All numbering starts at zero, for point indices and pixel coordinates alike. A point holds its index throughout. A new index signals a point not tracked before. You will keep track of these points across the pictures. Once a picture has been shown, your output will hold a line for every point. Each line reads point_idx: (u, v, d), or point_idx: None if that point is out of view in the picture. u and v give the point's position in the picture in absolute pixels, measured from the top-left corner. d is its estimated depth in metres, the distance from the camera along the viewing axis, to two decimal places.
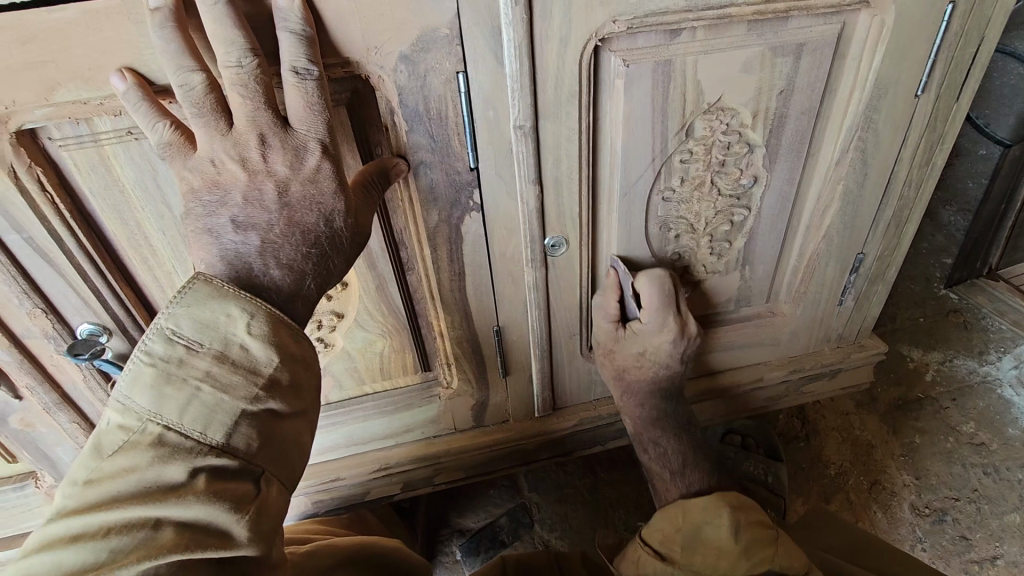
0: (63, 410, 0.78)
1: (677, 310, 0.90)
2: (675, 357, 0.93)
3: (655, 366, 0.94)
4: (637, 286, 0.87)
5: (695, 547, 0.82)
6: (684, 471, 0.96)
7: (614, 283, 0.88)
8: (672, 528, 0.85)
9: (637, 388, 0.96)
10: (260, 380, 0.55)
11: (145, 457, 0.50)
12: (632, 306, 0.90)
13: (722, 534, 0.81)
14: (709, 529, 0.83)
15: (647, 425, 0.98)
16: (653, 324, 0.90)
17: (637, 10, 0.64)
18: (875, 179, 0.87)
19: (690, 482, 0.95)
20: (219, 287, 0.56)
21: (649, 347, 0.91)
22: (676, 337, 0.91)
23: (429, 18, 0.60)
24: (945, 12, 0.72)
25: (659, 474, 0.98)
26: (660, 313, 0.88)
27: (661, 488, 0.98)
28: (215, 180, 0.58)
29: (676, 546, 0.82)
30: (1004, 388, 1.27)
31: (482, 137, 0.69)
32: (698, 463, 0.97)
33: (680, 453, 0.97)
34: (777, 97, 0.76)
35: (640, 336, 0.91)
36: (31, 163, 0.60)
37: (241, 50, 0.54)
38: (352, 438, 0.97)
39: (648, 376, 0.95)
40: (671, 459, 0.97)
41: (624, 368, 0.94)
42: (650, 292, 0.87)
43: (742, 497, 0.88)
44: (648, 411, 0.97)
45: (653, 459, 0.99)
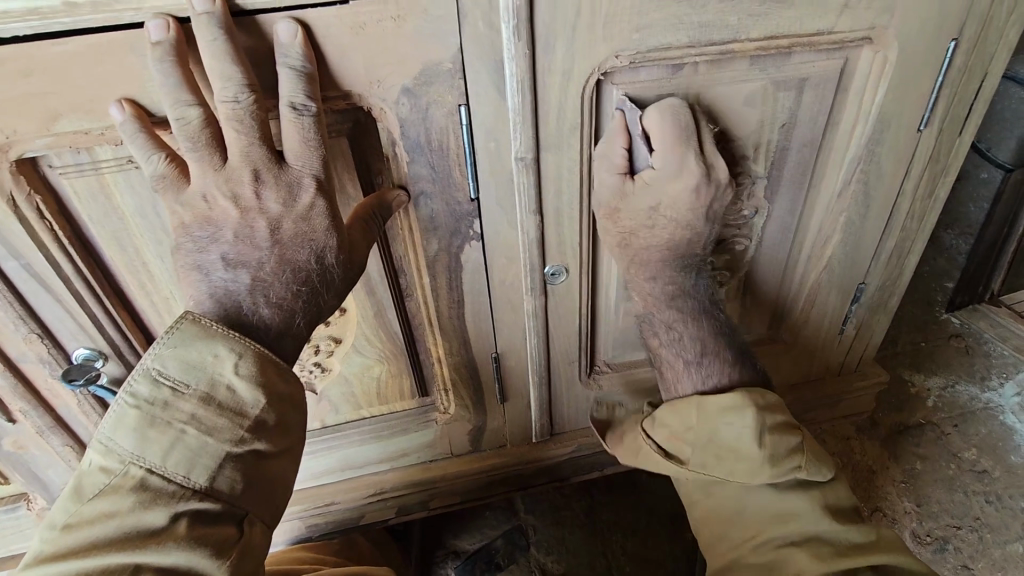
0: (57, 433, 0.77)
1: (700, 146, 0.71)
2: (698, 212, 0.74)
3: (672, 225, 0.76)
4: (646, 124, 0.69)
5: (709, 446, 0.74)
6: (702, 359, 0.81)
7: (621, 125, 0.70)
8: (682, 425, 0.77)
9: (647, 257, 0.79)
10: (246, 423, 0.55)
11: (126, 502, 0.50)
12: (642, 151, 0.72)
13: (743, 438, 0.72)
14: (728, 429, 0.73)
15: (661, 304, 0.81)
16: (668, 166, 0.71)
17: (640, 45, 0.64)
18: (877, 211, 0.86)
19: (708, 373, 0.80)
20: (207, 327, 0.55)
21: (664, 199, 0.73)
22: (700, 181, 0.72)
23: (432, 53, 0.60)
24: (947, 49, 0.72)
25: (669, 362, 0.83)
26: (677, 150, 0.69)
27: (669, 379, 0.83)
28: (208, 216, 0.58)
29: (686, 446, 0.76)
30: (1006, 414, 1.26)
31: (482, 168, 0.69)
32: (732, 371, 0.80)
33: (698, 340, 0.81)
34: (779, 130, 0.76)
35: (654, 185, 0.72)
36: (31, 191, 0.60)
37: (238, 86, 0.53)
38: (347, 462, 0.96)
39: (662, 241, 0.78)
40: (686, 347, 0.82)
41: (632, 230, 0.76)
42: (660, 127, 0.69)
43: (767, 393, 0.76)
44: (663, 286, 0.80)
45: (665, 347, 0.83)
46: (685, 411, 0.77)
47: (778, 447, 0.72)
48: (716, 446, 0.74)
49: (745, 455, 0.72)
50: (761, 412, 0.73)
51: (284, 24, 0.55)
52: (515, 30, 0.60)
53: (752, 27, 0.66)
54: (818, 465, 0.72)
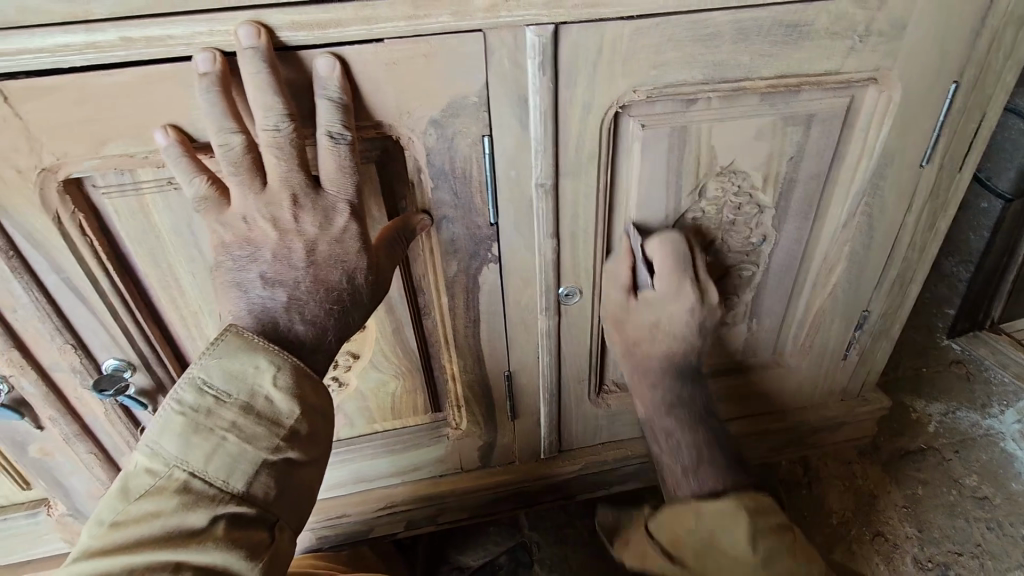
0: (82, 440, 0.80)
1: (694, 275, 0.82)
2: (692, 328, 0.86)
3: (669, 337, 0.87)
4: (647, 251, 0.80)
5: (709, 553, 0.75)
6: (697, 468, 0.86)
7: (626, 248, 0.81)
8: (683, 530, 0.79)
9: (648, 366, 0.89)
10: (282, 431, 0.58)
11: (171, 502, 0.53)
12: (646, 275, 0.82)
13: (739, 541, 0.74)
14: (727, 535, 0.75)
15: (659, 412, 0.89)
16: (665, 290, 0.83)
17: (657, 81, 0.68)
18: (881, 242, 0.89)
19: (702, 481, 0.84)
20: (250, 340, 0.58)
21: (663, 318, 0.85)
22: (694, 304, 0.83)
23: (460, 87, 0.64)
24: (949, 90, 0.76)
25: (670, 468, 0.89)
26: (674, 280, 0.82)
27: (670, 483, 0.88)
28: (246, 237, 0.61)
29: (687, 552, 0.77)
30: (1006, 441, 1.27)
31: (503, 194, 0.72)
32: (708, 453, 0.87)
33: (691, 446, 0.88)
34: (787, 163, 0.79)
35: (652, 304, 0.84)
36: (75, 209, 0.63)
37: (278, 116, 0.57)
38: (360, 475, 0.98)
39: (664, 351, 0.88)
40: (684, 456, 0.88)
41: (635, 341, 0.87)
42: (658, 255, 0.80)
43: (761, 497, 0.80)
44: (660, 394, 0.89)
45: (666, 454, 0.89)
46: (684, 519, 0.79)
47: (773, 551, 0.73)
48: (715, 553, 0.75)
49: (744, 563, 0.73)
50: (753, 518, 0.76)
51: (322, 59, 0.58)
52: (541, 66, 0.63)
53: (763, 67, 0.70)
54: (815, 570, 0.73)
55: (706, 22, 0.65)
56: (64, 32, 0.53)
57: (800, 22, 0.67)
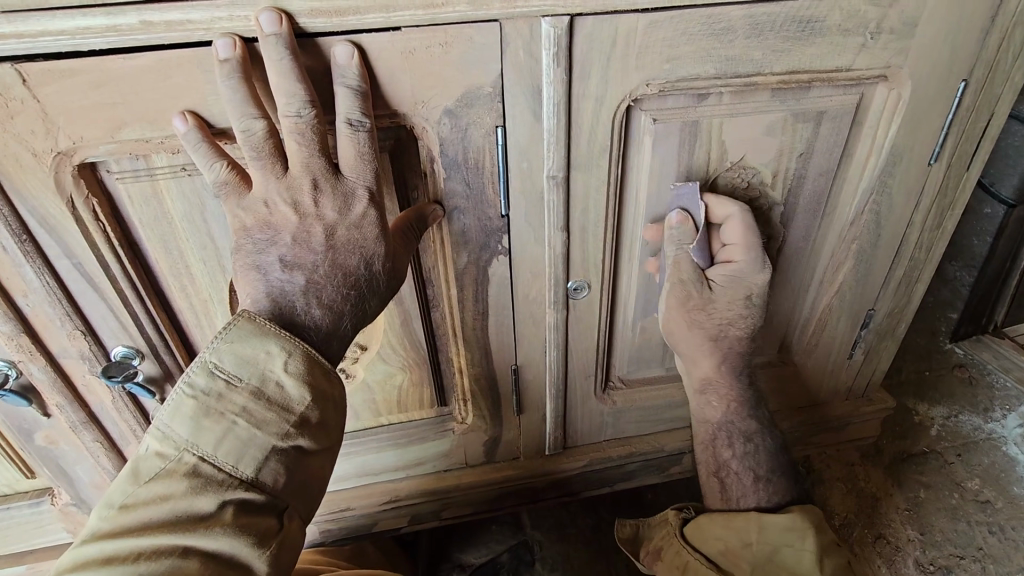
0: (89, 429, 0.79)
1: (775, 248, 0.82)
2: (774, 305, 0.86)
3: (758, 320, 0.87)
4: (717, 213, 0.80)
5: (767, 566, 0.81)
6: (767, 480, 0.90)
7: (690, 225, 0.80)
8: (739, 542, 0.84)
9: (734, 358, 0.90)
10: (292, 418, 0.58)
11: (180, 486, 0.53)
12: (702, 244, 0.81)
13: (801, 559, 0.80)
14: (788, 551, 0.81)
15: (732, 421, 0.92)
16: (749, 262, 0.82)
17: (670, 75, 0.68)
18: (888, 241, 0.89)
19: (773, 492, 0.89)
20: (262, 325, 0.58)
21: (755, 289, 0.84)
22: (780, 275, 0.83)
23: (475, 77, 0.64)
24: (958, 88, 0.76)
25: (737, 475, 0.91)
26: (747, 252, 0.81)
27: (735, 491, 0.90)
28: (266, 220, 0.61)
29: (742, 563, 0.82)
30: (1009, 445, 1.27)
31: (515, 186, 0.72)
32: (769, 456, 0.92)
33: (768, 455, 0.92)
34: (797, 159, 0.80)
35: (735, 278, 0.83)
36: (88, 194, 0.63)
37: (301, 102, 0.57)
38: (365, 469, 0.98)
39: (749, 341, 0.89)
40: (759, 462, 0.91)
41: (728, 323, 0.87)
42: (734, 219, 0.80)
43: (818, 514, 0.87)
44: (741, 386, 0.92)
45: (737, 461, 0.91)
46: (746, 527, 0.84)
47: (834, 569, 0.80)
48: (774, 566, 0.81)
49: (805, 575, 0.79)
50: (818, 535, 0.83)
51: (341, 47, 0.58)
52: (555, 57, 0.64)
53: (775, 62, 0.70)
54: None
55: (720, 16, 0.66)
56: (84, 15, 0.53)
57: (812, 18, 0.68)
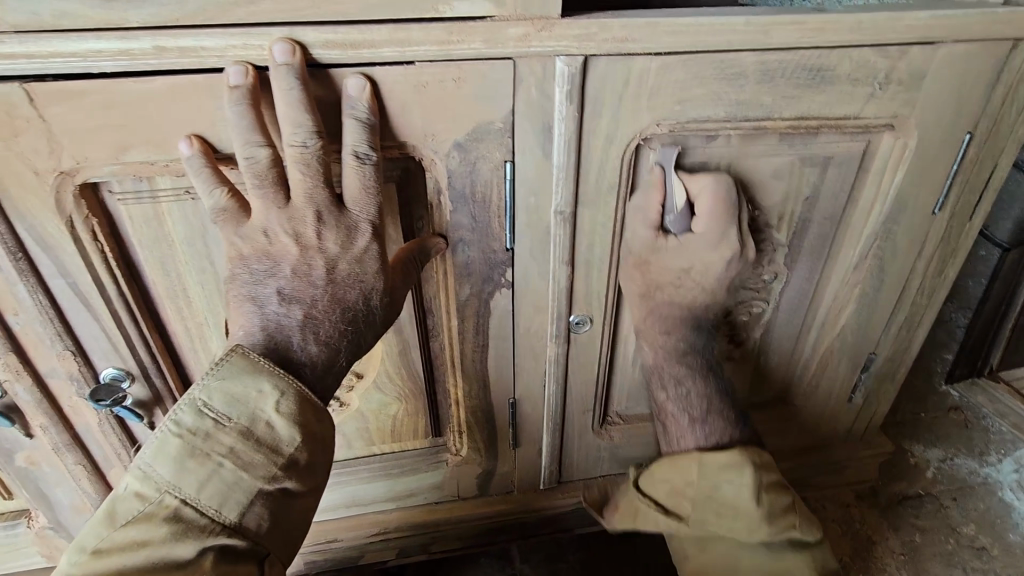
0: (72, 451, 0.77)
1: (738, 224, 0.76)
2: (722, 281, 0.80)
3: (695, 287, 0.81)
4: (692, 186, 0.74)
5: (709, 505, 0.79)
6: (707, 419, 0.84)
7: (661, 178, 0.73)
8: (681, 480, 0.81)
9: (665, 312, 0.83)
10: (280, 461, 0.57)
11: (160, 531, 0.52)
12: (679, 212, 0.75)
13: (741, 494, 0.77)
14: (728, 487, 0.78)
15: (670, 359, 0.85)
16: (707, 236, 0.76)
17: (680, 116, 0.68)
18: (890, 286, 0.89)
19: (711, 432, 0.84)
20: (255, 361, 0.57)
21: (695, 264, 0.79)
22: (732, 258, 0.77)
23: (486, 112, 0.64)
24: (963, 140, 0.77)
25: (675, 416, 0.86)
26: (719, 222, 0.75)
27: (673, 434, 0.86)
28: (265, 250, 0.60)
29: (686, 502, 0.80)
30: (1004, 491, 1.22)
31: (521, 221, 0.72)
32: (707, 399, 0.85)
33: (703, 398, 0.85)
34: (802, 204, 0.80)
35: (687, 248, 0.77)
36: (88, 213, 0.62)
37: (307, 132, 0.57)
38: (354, 499, 0.95)
39: (683, 300, 0.82)
40: (693, 404, 0.85)
41: (659, 284, 0.80)
42: (708, 194, 0.74)
43: (761, 452, 0.82)
44: (675, 341, 0.84)
45: (672, 403, 0.86)
46: (687, 465, 0.81)
47: (773, 506, 0.77)
48: (717, 502, 0.79)
49: (743, 512, 0.77)
50: (757, 470, 0.79)
51: (353, 79, 0.58)
52: (567, 95, 0.64)
53: (785, 108, 0.70)
54: (806, 526, 0.78)
55: (732, 62, 0.66)
56: (98, 39, 0.53)
57: (822, 67, 0.69)
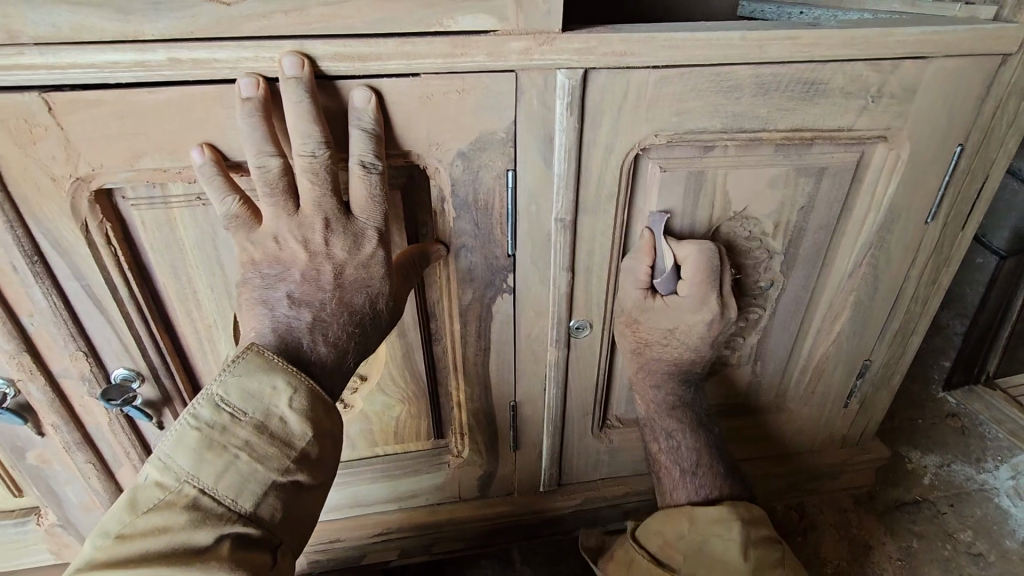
0: (83, 450, 0.79)
1: (720, 288, 0.80)
2: (706, 340, 0.83)
3: (681, 347, 0.84)
4: (679, 252, 0.79)
5: (699, 557, 0.80)
6: (696, 471, 0.89)
7: (648, 244, 0.79)
8: (672, 534, 0.84)
9: (656, 368, 0.87)
10: (293, 454, 0.59)
11: (180, 519, 0.54)
12: (667, 275, 0.80)
13: (729, 549, 0.79)
14: (715, 543, 0.81)
15: (661, 413, 0.89)
16: (691, 299, 0.80)
17: (678, 127, 0.70)
18: (886, 293, 0.91)
19: (703, 484, 0.88)
20: (268, 359, 0.59)
21: (681, 324, 0.82)
22: (714, 317, 0.81)
23: (489, 123, 0.66)
24: (955, 151, 0.79)
25: (668, 468, 0.90)
26: (701, 289, 0.79)
27: (667, 485, 0.90)
28: (275, 256, 0.62)
29: (677, 555, 0.82)
30: (1001, 497, 1.23)
31: (523, 229, 0.74)
32: (701, 448, 0.90)
33: (695, 451, 0.89)
34: (798, 213, 0.82)
35: (672, 309, 0.82)
36: (102, 219, 0.64)
37: (316, 142, 0.59)
38: (356, 499, 0.97)
39: (671, 356, 0.86)
40: (683, 457, 0.89)
41: (647, 343, 0.85)
42: (692, 260, 0.78)
43: (751, 508, 0.86)
44: (665, 394, 0.89)
45: (665, 454, 0.90)
46: (677, 521, 0.84)
47: (761, 559, 0.79)
48: (705, 559, 0.80)
49: (731, 566, 0.78)
50: (745, 526, 0.82)
51: (359, 91, 0.60)
52: (568, 106, 0.66)
53: (780, 120, 0.72)
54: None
55: (728, 74, 0.68)
56: (115, 51, 0.55)
57: (816, 80, 0.70)
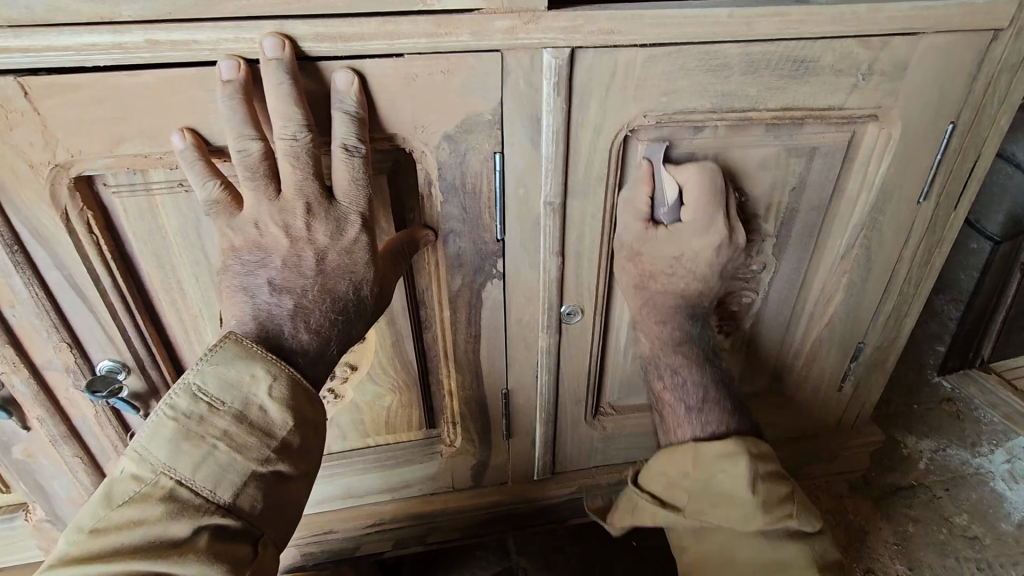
0: (69, 443, 0.78)
1: (726, 211, 0.77)
2: (715, 267, 0.79)
3: (690, 276, 0.80)
4: (680, 178, 0.75)
5: (704, 496, 0.77)
6: (703, 408, 0.83)
7: (648, 173, 0.75)
8: (676, 475, 0.80)
9: (661, 301, 0.83)
10: (273, 443, 0.58)
11: (155, 511, 0.53)
12: (670, 206, 0.77)
13: (737, 485, 0.76)
14: (722, 476, 0.77)
15: (668, 349, 0.84)
16: (697, 223, 0.76)
17: (667, 107, 0.69)
18: (878, 276, 0.90)
19: (707, 422, 0.82)
20: (246, 347, 0.59)
21: (687, 250, 0.78)
22: (722, 242, 0.77)
23: (475, 105, 0.65)
24: (946, 130, 0.78)
25: (671, 407, 0.85)
26: (707, 209, 0.75)
27: (670, 423, 0.85)
28: (257, 242, 0.61)
29: (680, 494, 0.79)
30: (995, 481, 1.23)
31: (512, 211, 0.73)
32: (709, 387, 0.84)
33: (703, 382, 0.84)
34: (789, 194, 0.81)
35: (677, 236, 0.78)
36: (82, 207, 0.63)
37: (298, 126, 0.57)
38: (350, 491, 0.96)
39: (677, 291, 0.82)
40: (690, 393, 0.84)
41: (653, 274, 0.80)
42: (694, 181, 0.74)
43: (759, 443, 0.81)
44: (671, 330, 0.84)
45: (669, 392, 0.85)
46: (681, 458, 0.80)
47: (770, 495, 0.75)
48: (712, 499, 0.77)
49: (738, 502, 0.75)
50: (754, 460, 0.77)
51: (342, 73, 0.59)
52: (555, 87, 0.65)
53: (770, 99, 0.72)
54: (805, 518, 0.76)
55: (718, 53, 0.67)
56: (91, 33, 0.54)
57: (807, 58, 0.70)
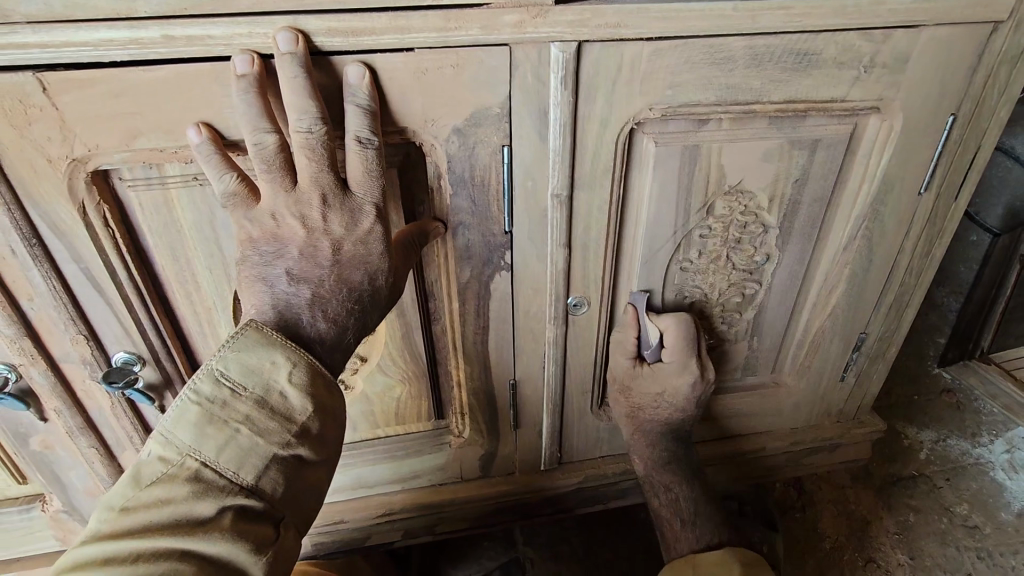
0: (85, 434, 0.79)
1: (698, 354, 0.91)
2: (691, 400, 0.94)
3: (670, 407, 0.95)
4: (659, 323, 0.89)
5: None
6: (696, 521, 0.92)
7: (632, 318, 0.89)
8: (677, 572, 0.85)
9: (649, 427, 0.97)
10: (294, 428, 0.60)
11: (182, 490, 0.55)
12: (653, 347, 0.91)
13: (729, 567, 0.83)
14: (717, 567, 0.83)
15: (658, 467, 0.96)
16: (673, 365, 0.92)
17: (672, 100, 0.70)
18: (880, 266, 0.92)
19: (701, 534, 0.90)
20: (267, 335, 0.60)
21: (667, 388, 0.93)
22: (696, 379, 0.92)
23: (484, 98, 0.66)
24: (947, 121, 0.79)
25: (666, 520, 0.94)
26: (681, 356, 0.91)
27: (669, 536, 0.93)
28: (274, 233, 0.62)
29: None
30: (995, 470, 1.24)
31: (519, 204, 0.74)
32: (695, 502, 0.94)
33: (691, 501, 0.94)
34: (792, 185, 0.82)
35: (658, 375, 0.93)
36: (99, 200, 0.64)
37: (312, 118, 0.59)
38: (360, 481, 0.98)
39: (661, 416, 0.96)
40: (682, 506, 0.94)
41: (640, 405, 0.95)
42: (672, 330, 0.89)
43: (750, 551, 0.88)
44: (660, 451, 0.96)
45: (663, 507, 0.95)
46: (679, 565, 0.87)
47: (760, 571, 0.82)
48: None
49: None
50: (742, 555, 0.85)
51: (353, 67, 0.61)
52: (563, 81, 0.66)
53: (773, 92, 0.73)
54: None
55: (722, 46, 0.68)
56: (109, 28, 0.55)
57: (809, 51, 0.71)
